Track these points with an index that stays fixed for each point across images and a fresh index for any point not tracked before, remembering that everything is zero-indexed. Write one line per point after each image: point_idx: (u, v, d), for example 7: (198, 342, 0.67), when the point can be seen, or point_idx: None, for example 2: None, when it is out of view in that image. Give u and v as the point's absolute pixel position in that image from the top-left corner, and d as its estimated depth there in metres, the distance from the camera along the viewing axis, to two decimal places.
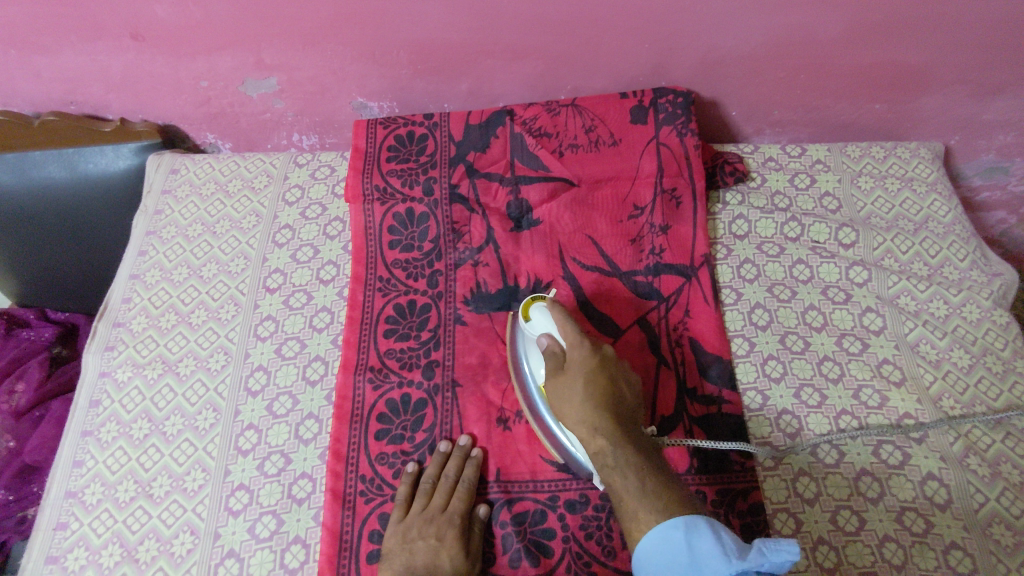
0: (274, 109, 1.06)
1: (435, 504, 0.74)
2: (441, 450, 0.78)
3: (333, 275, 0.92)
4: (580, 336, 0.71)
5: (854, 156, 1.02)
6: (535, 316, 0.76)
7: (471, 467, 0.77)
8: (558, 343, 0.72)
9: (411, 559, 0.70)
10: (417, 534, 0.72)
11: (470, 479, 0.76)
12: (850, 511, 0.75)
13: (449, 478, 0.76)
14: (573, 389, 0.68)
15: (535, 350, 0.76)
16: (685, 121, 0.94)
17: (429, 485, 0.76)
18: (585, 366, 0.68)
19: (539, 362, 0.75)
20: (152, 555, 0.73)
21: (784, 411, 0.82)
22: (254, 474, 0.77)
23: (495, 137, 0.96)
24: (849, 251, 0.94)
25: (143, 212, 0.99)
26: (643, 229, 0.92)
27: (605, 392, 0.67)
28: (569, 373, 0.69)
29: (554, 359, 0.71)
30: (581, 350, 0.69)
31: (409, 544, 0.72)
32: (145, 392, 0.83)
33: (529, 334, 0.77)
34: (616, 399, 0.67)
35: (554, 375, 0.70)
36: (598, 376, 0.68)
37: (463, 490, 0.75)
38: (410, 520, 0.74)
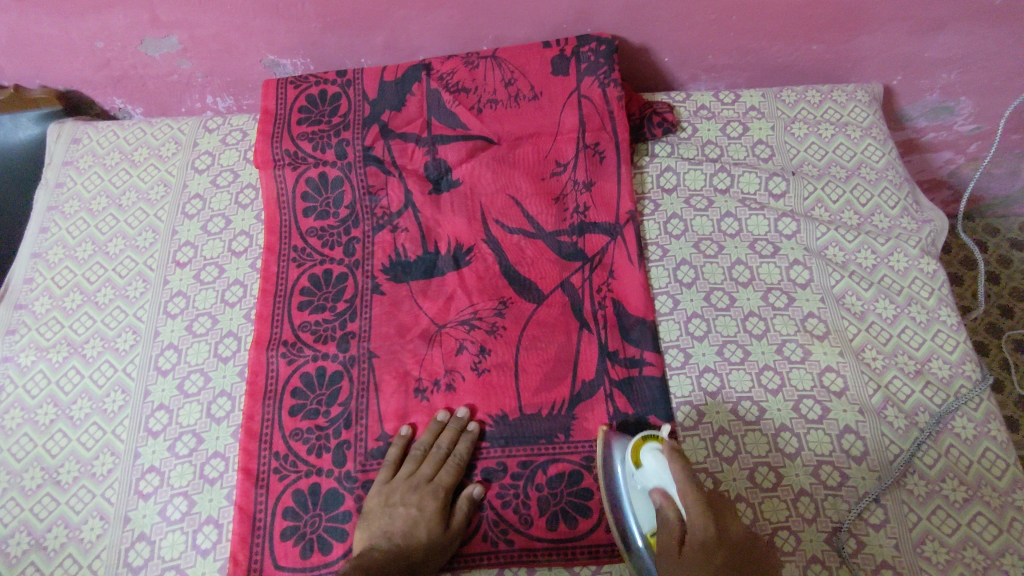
0: (180, 70, 1.00)
1: (421, 473, 0.74)
2: (437, 420, 0.77)
3: (245, 246, 0.89)
4: (699, 511, 0.60)
5: (789, 101, 0.99)
6: (648, 461, 0.67)
7: (466, 442, 0.75)
8: (673, 508, 0.62)
9: (390, 523, 0.70)
10: (399, 499, 0.72)
11: (462, 454, 0.75)
12: (768, 467, 0.75)
13: (440, 450, 0.75)
14: (677, 544, 0.60)
15: (638, 497, 0.68)
16: (608, 70, 0.90)
17: (419, 453, 0.75)
18: (704, 540, 0.59)
19: (642, 502, 0.68)
20: (60, 542, 0.71)
21: (706, 369, 0.81)
22: (165, 456, 0.76)
23: (411, 94, 0.92)
24: (779, 201, 0.91)
25: (44, 185, 0.94)
26: (566, 186, 0.89)
27: (717, 539, 0.59)
28: (687, 552, 0.59)
29: (663, 522, 0.63)
30: (698, 521, 0.59)
31: (390, 507, 0.71)
32: (50, 375, 0.80)
33: (635, 479, 0.68)
34: (724, 534, 0.59)
35: (670, 552, 0.61)
36: (713, 537, 0.59)
37: (452, 464, 0.74)
38: (394, 484, 0.73)
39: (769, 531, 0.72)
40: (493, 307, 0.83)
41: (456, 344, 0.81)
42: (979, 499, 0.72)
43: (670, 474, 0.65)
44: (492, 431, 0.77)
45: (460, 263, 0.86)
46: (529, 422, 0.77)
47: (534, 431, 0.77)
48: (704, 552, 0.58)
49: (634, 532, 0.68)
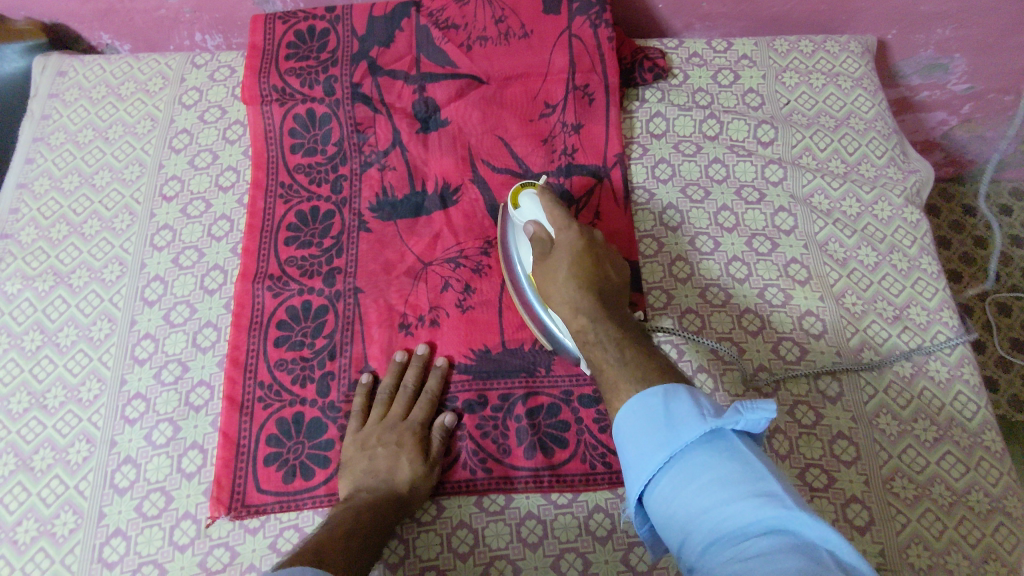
0: (168, 4, 0.98)
1: (394, 413, 0.75)
2: (398, 361, 0.78)
3: (232, 181, 0.88)
4: (566, 221, 0.70)
5: (782, 51, 0.98)
6: (524, 202, 0.73)
7: (433, 379, 0.77)
8: (545, 231, 0.71)
9: (372, 464, 0.71)
10: (376, 441, 0.73)
11: (430, 390, 0.76)
12: (745, 405, 0.77)
13: (407, 388, 0.76)
14: (558, 266, 0.68)
15: (521, 236, 0.75)
16: (599, 10, 0.89)
17: (386, 396, 0.76)
18: (573, 249, 0.69)
19: (526, 249, 0.74)
20: (47, 464, 0.73)
21: (687, 310, 0.82)
22: (151, 383, 0.77)
23: (399, 31, 0.91)
24: (767, 149, 0.91)
25: (29, 117, 0.93)
26: (555, 127, 0.89)
27: (591, 269, 0.68)
28: (553, 256, 0.69)
29: (542, 244, 0.71)
30: (566, 232, 0.69)
31: (369, 451, 0.72)
32: (36, 303, 0.81)
33: (517, 223, 0.75)
34: (597, 275, 0.68)
35: (541, 258, 0.70)
36: (585, 256, 0.68)
37: (423, 401, 0.76)
38: (368, 429, 0.74)
39: None
40: (479, 245, 0.84)
41: (441, 281, 0.82)
42: (949, 439, 0.74)
43: (545, 213, 0.71)
44: (474, 366, 0.78)
45: (447, 203, 0.87)
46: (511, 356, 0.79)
47: (516, 365, 0.78)
48: (570, 251, 0.69)
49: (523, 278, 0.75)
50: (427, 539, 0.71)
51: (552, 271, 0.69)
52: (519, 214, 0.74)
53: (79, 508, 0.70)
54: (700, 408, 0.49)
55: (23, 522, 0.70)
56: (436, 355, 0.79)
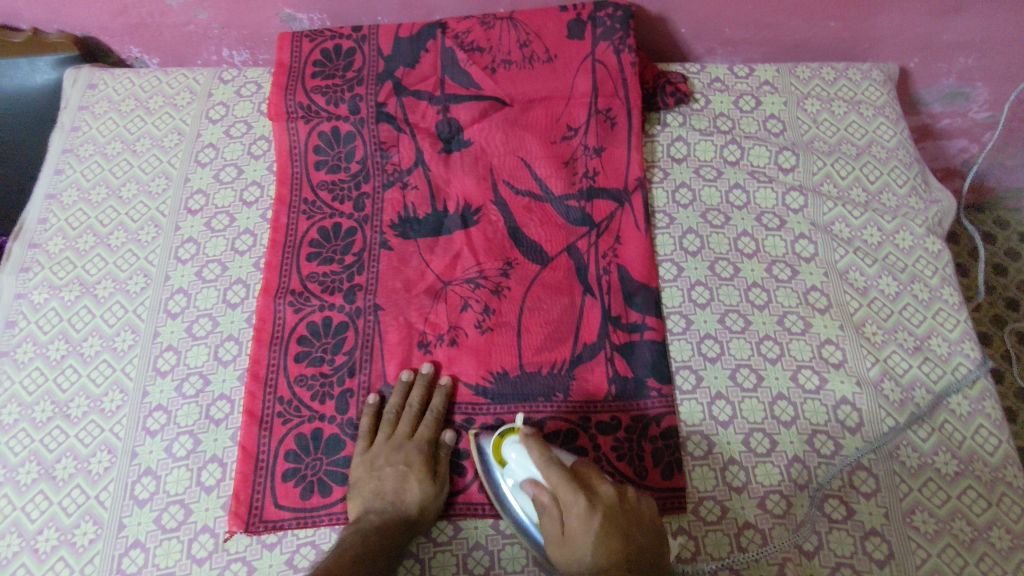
0: (197, 20, 1.00)
1: (400, 433, 0.75)
2: (405, 379, 0.78)
3: (256, 196, 0.89)
4: (571, 489, 0.62)
5: (804, 77, 0.98)
6: (511, 456, 0.69)
7: (438, 397, 0.77)
8: (545, 489, 0.64)
9: (380, 485, 0.72)
10: (384, 461, 0.73)
11: (436, 408, 0.77)
12: (763, 433, 0.77)
13: (414, 408, 0.77)
14: (580, 544, 0.61)
15: (520, 494, 0.69)
16: (623, 36, 0.90)
17: (393, 415, 0.77)
18: (590, 526, 0.60)
19: (527, 501, 0.68)
20: (69, 473, 0.73)
21: (706, 336, 0.82)
22: (172, 396, 0.77)
23: (425, 51, 0.92)
24: (788, 175, 0.91)
25: (59, 128, 0.94)
26: (576, 150, 0.90)
27: (619, 540, 0.60)
28: (569, 534, 0.61)
29: (551, 520, 0.63)
30: (576, 501, 0.62)
31: (377, 472, 0.73)
32: (62, 313, 0.82)
33: (507, 473, 0.70)
34: (630, 544, 0.60)
35: (557, 540, 0.62)
36: (596, 512, 0.61)
37: (429, 420, 0.76)
38: (376, 449, 0.75)
39: (761, 494, 0.73)
40: (498, 266, 0.84)
41: (461, 300, 0.83)
42: (969, 473, 0.73)
43: (534, 466, 0.66)
44: (492, 387, 0.79)
45: (468, 222, 0.87)
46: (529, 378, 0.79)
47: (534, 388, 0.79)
48: (589, 534, 0.60)
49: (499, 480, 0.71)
50: (440, 561, 0.71)
51: (577, 557, 0.61)
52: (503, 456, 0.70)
53: (99, 518, 0.71)
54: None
55: (44, 531, 0.71)
56: (448, 375, 0.79)
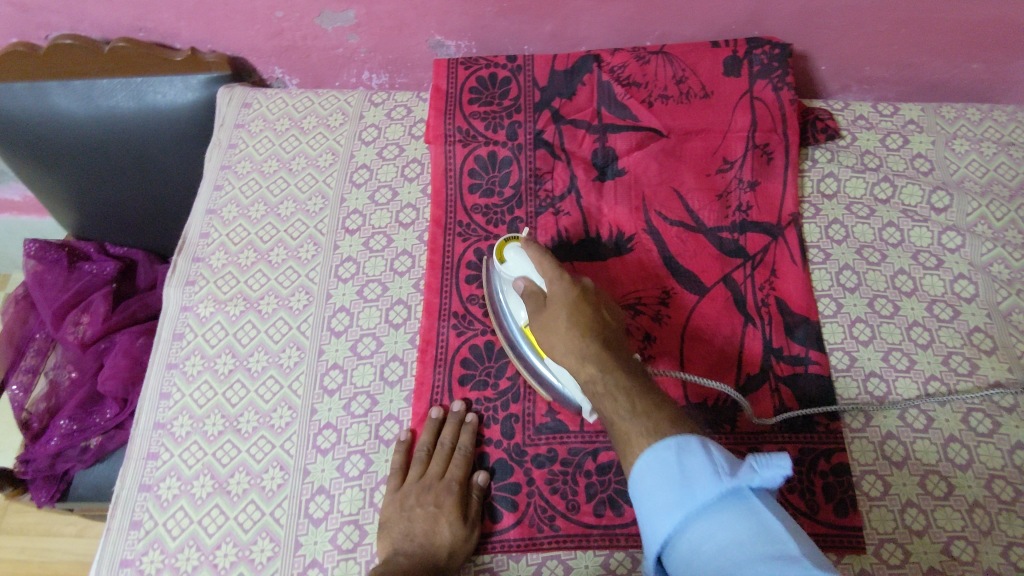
0: (347, 44, 1.01)
1: (431, 473, 0.73)
2: (434, 418, 0.76)
3: (412, 218, 0.90)
4: (557, 275, 0.70)
5: (949, 117, 0.98)
6: (510, 255, 0.75)
7: (466, 435, 0.74)
8: (538, 287, 0.72)
9: (409, 527, 0.69)
10: (415, 501, 0.71)
11: (465, 446, 0.74)
12: (939, 476, 0.75)
13: (444, 446, 0.74)
14: (557, 317, 0.68)
15: (512, 293, 0.76)
16: (781, 74, 0.92)
17: (424, 453, 0.74)
18: (564, 301, 0.69)
19: (519, 305, 0.75)
20: (243, 488, 0.74)
21: (872, 374, 0.81)
22: (341, 414, 0.78)
23: (582, 85, 0.94)
24: (941, 215, 0.91)
25: (217, 146, 0.98)
26: (731, 184, 0.90)
27: (587, 316, 0.67)
28: (550, 304, 0.69)
29: (535, 302, 0.71)
30: (556, 286, 0.70)
31: (407, 512, 0.70)
32: (227, 327, 0.83)
33: (504, 277, 0.76)
34: (603, 331, 0.67)
35: (539, 314, 0.70)
36: (580, 308, 0.68)
37: (459, 458, 0.73)
38: (407, 488, 0.72)
39: (944, 540, 0.71)
40: (657, 295, 0.84)
41: (621, 327, 0.82)
42: None
43: (532, 264, 0.73)
44: None
45: (623, 250, 0.87)
46: (697, 410, 0.78)
47: (701, 418, 0.78)
48: (566, 303, 0.68)
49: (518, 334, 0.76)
50: None
51: (552, 320, 0.68)
52: (506, 265, 0.76)
53: (276, 535, 0.71)
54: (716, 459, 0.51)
55: (222, 546, 0.71)
56: None
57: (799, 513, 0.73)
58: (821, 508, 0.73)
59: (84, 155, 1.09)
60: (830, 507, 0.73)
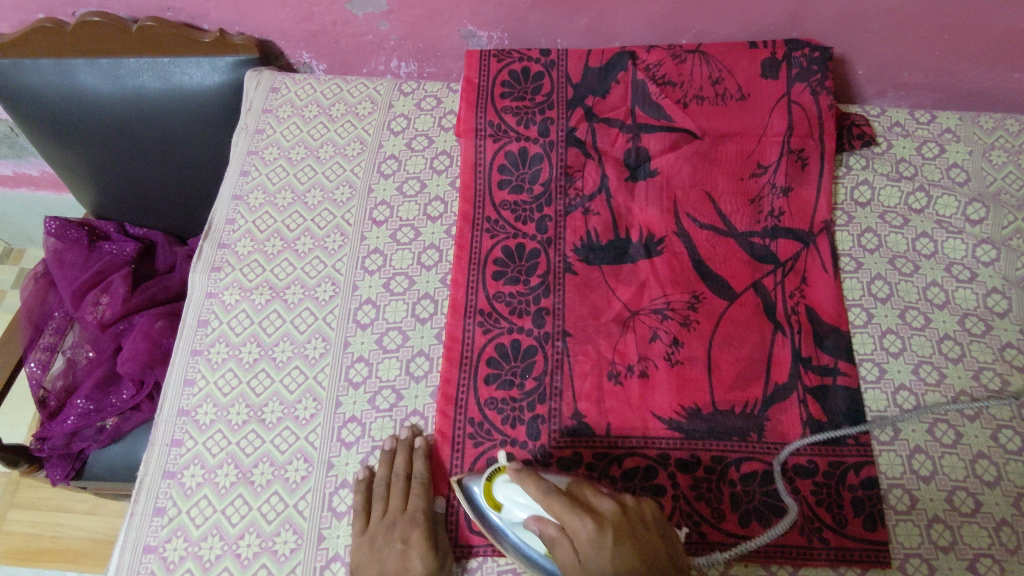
0: (378, 31, 0.99)
1: (394, 506, 0.70)
2: (386, 450, 0.74)
3: (440, 212, 0.90)
4: (569, 507, 0.60)
5: (987, 127, 0.97)
6: (503, 498, 0.66)
7: (420, 460, 0.73)
8: (552, 525, 0.62)
9: (382, 568, 0.66)
10: (382, 540, 0.68)
11: (421, 473, 0.72)
12: (966, 493, 0.74)
13: (400, 477, 0.72)
14: (600, 564, 0.56)
15: (521, 530, 0.66)
16: (820, 78, 0.90)
17: (382, 489, 0.72)
18: (594, 537, 0.58)
19: (529, 532, 0.65)
20: (267, 479, 0.73)
21: (901, 386, 0.80)
22: (366, 408, 0.77)
23: (616, 82, 0.92)
24: (976, 227, 0.90)
25: (244, 130, 0.96)
26: (764, 188, 0.89)
27: (633, 545, 0.57)
28: (584, 560, 0.57)
29: (564, 549, 0.60)
30: (576, 518, 0.59)
31: (377, 554, 0.68)
32: (252, 315, 0.83)
33: (506, 518, 0.67)
34: (648, 554, 0.58)
35: (574, 565, 0.58)
36: (620, 539, 0.58)
37: (418, 487, 0.72)
38: (372, 529, 0.69)
39: (971, 556, 0.71)
40: (686, 299, 0.83)
41: (649, 331, 0.81)
42: None
43: (534, 502, 0.63)
44: (686, 424, 0.77)
45: (652, 252, 0.86)
46: (724, 417, 0.77)
47: (728, 427, 0.77)
48: (605, 565, 0.56)
49: (505, 531, 0.68)
50: None
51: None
52: (501, 508, 0.67)
53: (299, 527, 0.71)
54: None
55: (245, 536, 0.70)
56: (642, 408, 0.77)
57: (827, 527, 0.72)
58: (849, 521, 0.72)
59: (107, 134, 1.08)
60: (859, 522, 0.72)
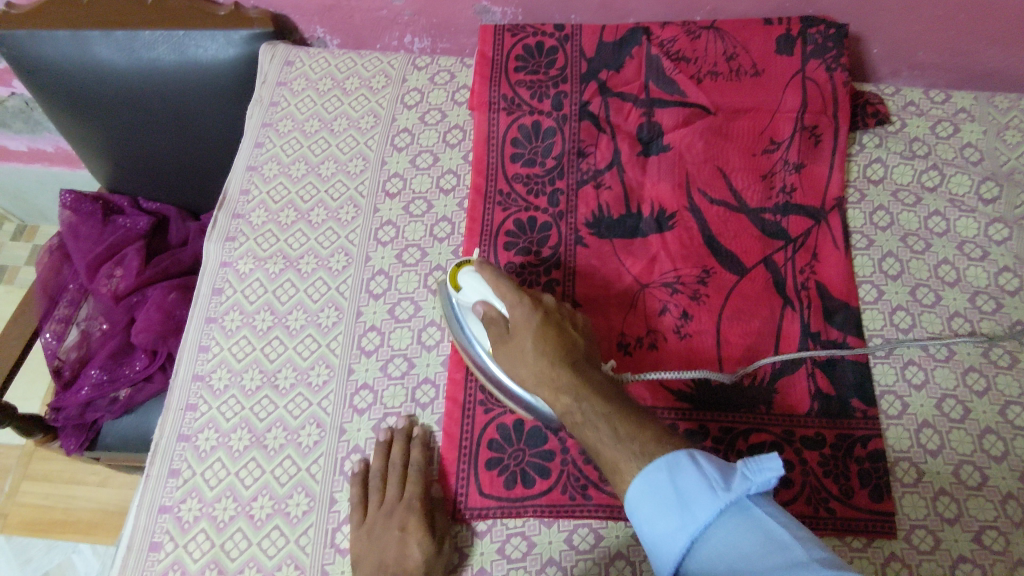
0: (392, 6, 1.00)
1: (390, 495, 0.69)
2: (382, 441, 0.73)
3: (453, 184, 0.90)
4: (518, 296, 0.68)
5: (1002, 107, 0.96)
6: (465, 282, 0.71)
7: (417, 448, 0.72)
8: (497, 309, 0.68)
9: (381, 557, 0.66)
10: (381, 529, 0.67)
11: (417, 461, 0.71)
12: (973, 466, 0.74)
13: (396, 466, 0.71)
14: (524, 345, 0.66)
15: (470, 315, 0.72)
16: (836, 55, 0.90)
17: (378, 480, 0.71)
18: (533, 329, 0.66)
19: (475, 319, 0.71)
20: (280, 443, 0.74)
21: (910, 362, 0.80)
22: (377, 375, 0.78)
23: (629, 58, 0.93)
24: (989, 206, 0.89)
25: (258, 102, 0.97)
26: (776, 165, 0.89)
27: (557, 341, 0.66)
28: (513, 333, 0.67)
29: (498, 327, 0.68)
30: (519, 308, 0.67)
31: (376, 543, 0.67)
32: (266, 284, 0.84)
33: (461, 304, 0.72)
34: (568, 351, 0.65)
35: (501, 341, 0.67)
36: (547, 331, 0.66)
37: (415, 475, 0.71)
38: (370, 519, 0.69)
39: (977, 529, 0.71)
40: (696, 273, 0.83)
41: (660, 304, 0.81)
42: None
43: (490, 287, 0.69)
44: (695, 395, 0.77)
45: (664, 227, 0.86)
46: (732, 389, 0.78)
47: (737, 399, 0.77)
48: (533, 334, 0.66)
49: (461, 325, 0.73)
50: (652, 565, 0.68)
51: (521, 352, 0.66)
52: (461, 294, 0.72)
53: (311, 490, 0.72)
54: (708, 478, 0.51)
55: (258, 498, 0.72)
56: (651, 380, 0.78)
57: (833, 498, 0.72)
58: (856, 493, 0.73)
59: (123, 107, 1.09)
60: (865, 493, 0.72)
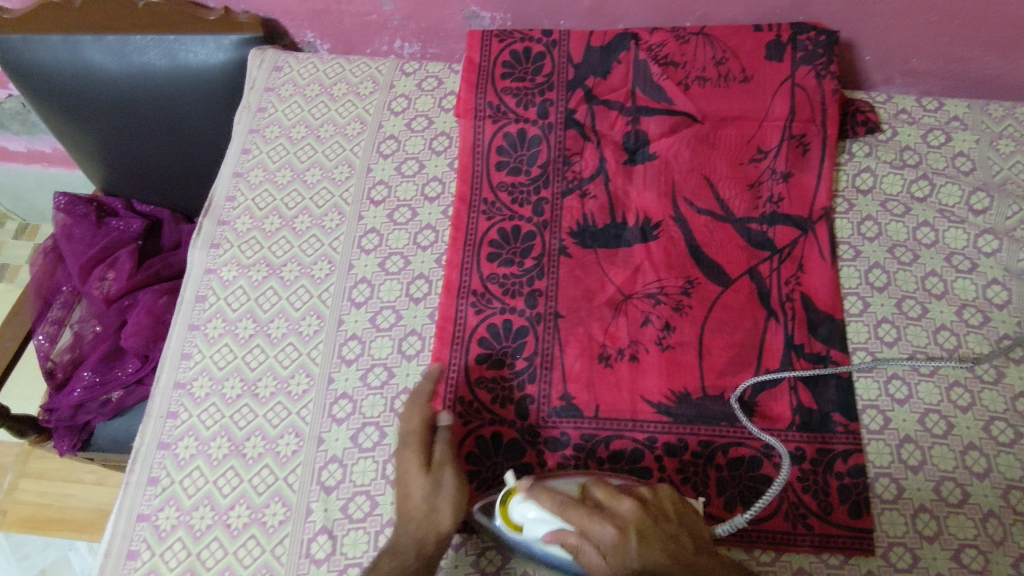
0: (381, 11, 0.99)
1: (396, 437, 0.72)
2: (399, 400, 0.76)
3: (438, 192, 0.90)
4: (602, 527, 0.61)
5: (996, 116, 0.95)
6: (522, 519, 0.65)
7: (418, 391, 0.74)
8: (576, 537, 0.62)
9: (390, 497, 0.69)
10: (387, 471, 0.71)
11: (415, 401, 0.73)
12: (954, 483, 0.74)
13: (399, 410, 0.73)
14: (632, 565, 0.60)
15: (538, 541, 0.65)
16: (825, 62, 0.89)
17: None
18: (633, 546, 0.60)
19: (548, 535, 0.64)
20: (259, 452, 0.75)
21: (894, 376, 0.79)
22: (358, 384, 0.78)
23: (617, 64, 0.92)
24: (980, 217, 0.88)
25: (246, 108, 0.97)
26: (763, 174, 0.88)
27: (669, 553, 0.61)
28: (612, 563, 0.61)
29: (590, 551, 0.61)
30: (607, 531, 0.61)
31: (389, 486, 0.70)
32: (249, 292, 0.84)
33: (518, 532, 0.66)
34: (676, 550, 0.61)
35: (603, 563, 0.61)
36: (654, 550, 0.61)
37: (412, 412, 0.72)
38: None
39: (956, 547, 0.70)
40: (680, 284, 0.82)
41: (641, 315, 0.81)
42: None
43: (555, 516, 0.63)
44: (676, 409, 0.77)
45: (648, 237, 0.85)
46: (713, 402, 0.77)
47: (717, 412, 0.77)
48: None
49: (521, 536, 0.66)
50: None
51: (629, 573, 0.60)
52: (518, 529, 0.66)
53: (288, 500, 0.72)
54: None
55: (235, 507, 0.72)
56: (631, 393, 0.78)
57: (812, 514, 0.72)
58: (834, 509, 0.72)
59: (115, 111, 1.09)
60: (844, 509, 0.72)
